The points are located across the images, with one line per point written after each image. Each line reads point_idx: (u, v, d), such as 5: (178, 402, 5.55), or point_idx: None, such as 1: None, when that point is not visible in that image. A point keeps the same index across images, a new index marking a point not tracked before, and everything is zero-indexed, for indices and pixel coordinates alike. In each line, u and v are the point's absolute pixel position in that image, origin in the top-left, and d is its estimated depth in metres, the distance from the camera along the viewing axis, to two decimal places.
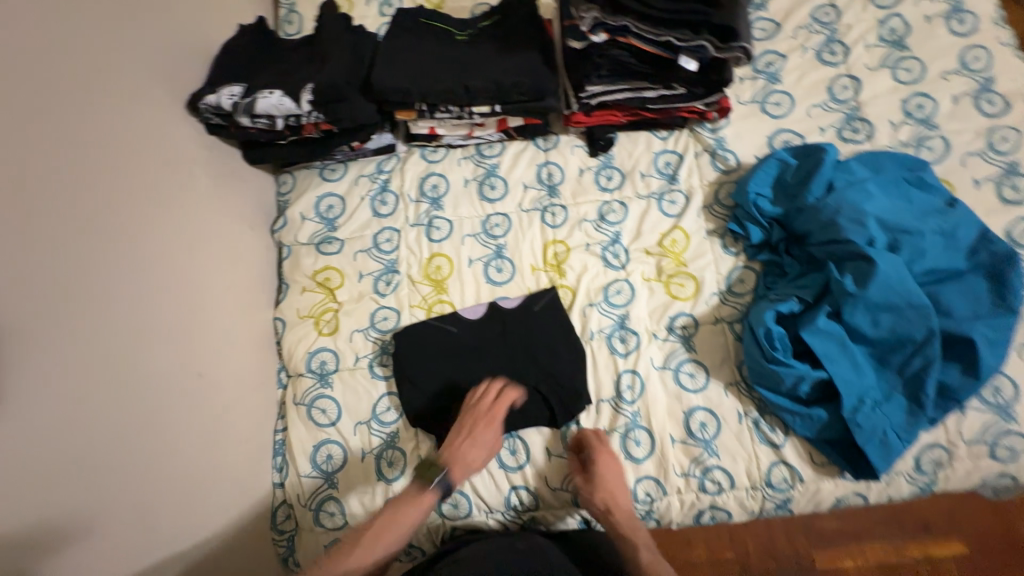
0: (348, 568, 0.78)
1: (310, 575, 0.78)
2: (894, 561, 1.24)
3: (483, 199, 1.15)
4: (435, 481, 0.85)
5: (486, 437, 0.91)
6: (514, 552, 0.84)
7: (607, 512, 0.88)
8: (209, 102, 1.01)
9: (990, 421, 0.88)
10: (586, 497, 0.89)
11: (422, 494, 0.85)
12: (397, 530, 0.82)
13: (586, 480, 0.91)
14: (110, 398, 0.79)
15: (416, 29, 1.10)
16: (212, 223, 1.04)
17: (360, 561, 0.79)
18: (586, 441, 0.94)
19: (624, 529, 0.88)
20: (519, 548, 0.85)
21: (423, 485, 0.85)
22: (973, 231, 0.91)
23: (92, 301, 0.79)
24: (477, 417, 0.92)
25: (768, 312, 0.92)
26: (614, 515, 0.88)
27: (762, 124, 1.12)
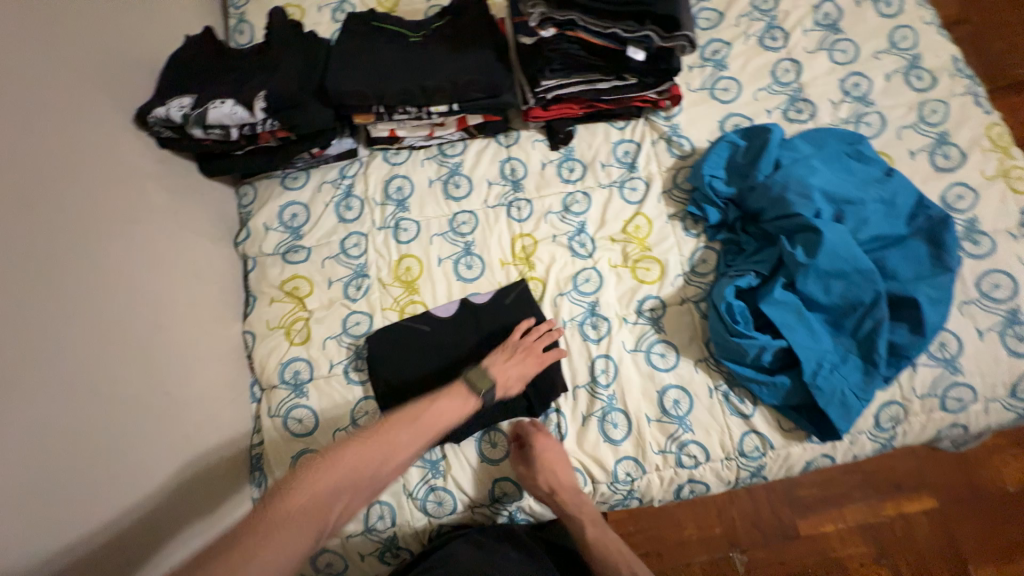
0: (396, 450, 0.71)
1: (354, 446, 0.69)
2: (871, 521, 1.30)
3: (449, 198, 1.15)
4: (484, 391, 0.84)
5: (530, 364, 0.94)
6: (505, 563, 0.86)
7: (553, 492, 0.93)
8: (159, 115, 0.98)
9: (939, 375, 0.94)
10: (531, 483, 0.93)
11: (469, 398, 0.82)
12: (442, 424, 0.77)
13: (527, 467, 0.94)
14: (74, 423, 0.76)
15: (369, 32, 1.10)
16: (171, 238, 1.02)
17: (406, 446, 0.72)
18: (525, 430, 0.97)
19: (572, 504, 0.94)
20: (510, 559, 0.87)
21: (471, 389, 0.83)
22: (911, 198, 0.97)
23: (48, 323, 0.76)
24: (526, 349, 0.95)
25: (727, 288, 0.96)
26: (560, 493, 0.93)
27: (713, 110, 1.17)
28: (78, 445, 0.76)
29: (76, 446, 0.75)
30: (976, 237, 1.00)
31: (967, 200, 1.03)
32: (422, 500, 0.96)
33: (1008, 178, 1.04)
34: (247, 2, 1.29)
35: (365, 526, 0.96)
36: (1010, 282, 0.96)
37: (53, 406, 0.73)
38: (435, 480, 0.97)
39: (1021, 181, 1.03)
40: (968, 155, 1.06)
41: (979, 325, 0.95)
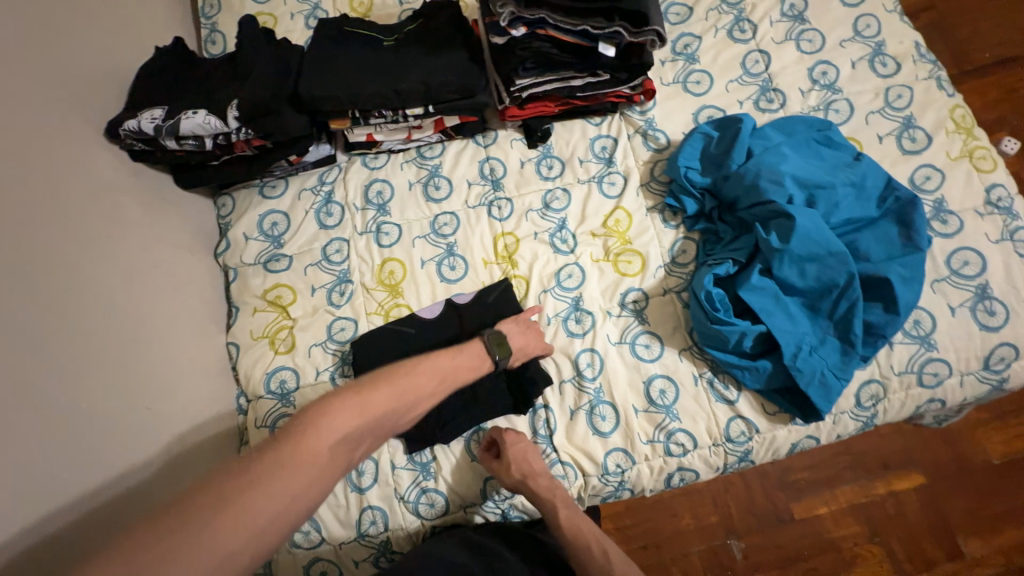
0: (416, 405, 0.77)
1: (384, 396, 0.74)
2: (862, 500, 1.32)
3: (429, 200, 1.16)
4: (499, 357, 0.90)
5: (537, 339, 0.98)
6: (497, 560, 0.85)
7: (525, 477, 0.90)
8: (130, 127, 0.97)
9: (915, 352, 0.96)
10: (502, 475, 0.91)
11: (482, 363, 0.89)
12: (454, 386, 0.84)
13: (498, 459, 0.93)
14: (54, 443, 0.74)
15: (342, 37, 1.10)
16: (148, 251, 1.00)
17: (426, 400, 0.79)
18: (493, 431, 0.97)
19: (547, 495, 0.90)
20: (503, 557, 0.86)
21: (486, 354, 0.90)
22: (880, 181, 1.00)
23: (24, 342, 0.74)
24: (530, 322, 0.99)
25: (706, 276, 0.97)
26: (531, 479, 0.90)
27: (686, 102, 1.19)
28: (60, 465, 0.74)
29: (59, 467, 0.74)
30: (945, 216, 1.03)
31: (934, 181, 1.06)
32: (414, 503, 0.96)
33: (972, 158, 1.07)
34: (218, 12, 1.28)
35: (357, 532, 0.96)
36: (978, 258, 0.99)
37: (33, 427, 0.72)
38: (427, 481, 0.97)
39: (984, 161, 1.06)
40: (933, 137, 1.09)
41: (952, 302, 0.97)
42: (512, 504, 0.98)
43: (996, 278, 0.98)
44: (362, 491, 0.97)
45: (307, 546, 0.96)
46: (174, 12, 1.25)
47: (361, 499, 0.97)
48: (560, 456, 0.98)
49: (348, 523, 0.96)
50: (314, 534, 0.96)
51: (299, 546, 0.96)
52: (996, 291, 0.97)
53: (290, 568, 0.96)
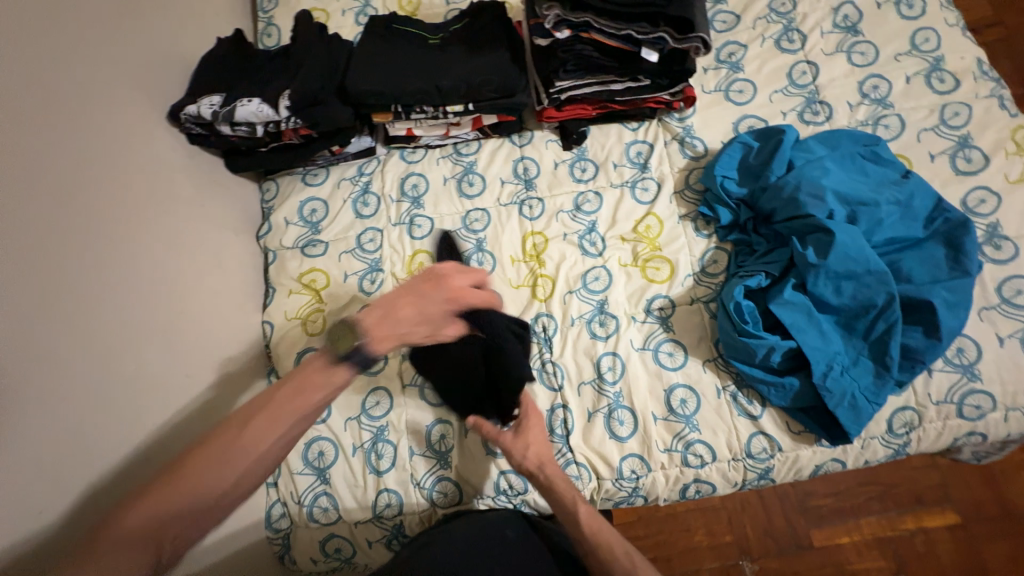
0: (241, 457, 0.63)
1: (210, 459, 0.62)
2: (889, 534, 1.26)
3: (462, 196, 1.18)
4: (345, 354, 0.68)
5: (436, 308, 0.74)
6: (502, 543, 0.85)
7: (541, 464, 0.90)
8: (189, 112, 1.03)
9: (956, 381, 0.92)
10: (518, 454, 0.90)
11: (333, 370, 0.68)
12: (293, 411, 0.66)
13: (516, 433, 0.92)
14: (104, 400, 0.80)
15: (390, 34, 1.13)
16: (197, 229, 1.07)
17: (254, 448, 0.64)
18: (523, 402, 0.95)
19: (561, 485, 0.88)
20: (508, 538, 0.86)
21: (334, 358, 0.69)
22: (928, 200, 0.96)
23: (84, 307, 0.80)
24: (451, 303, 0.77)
25: (736, 287, 0.96)
26: (547, 466, 0.90)
27: (727, 111, 1.17)
28: (107, 422, 0.80)
29: (106, 424, 0.80)
30: (998, 242, 0.98)
31: (989, 204, 1.01)
32: (429, 489, 0.99)
33: None
34: (275, 7, 1.34)
35: (373, 513, 0.99)
36: None
37: (86, 383, 0.78)
38: (442, 470, 0.99)
39: None
40: (992, 158, 1.04)
41: (1000, 332, 0.93)
42: (530, 501, 0.99)
43: None
44: (380, 473, 1.00)
45: (324, 522, 0.99)
46: (236, 6, 1.32)
47: (378, 481, 0.99)
48: (576, 457, 0.98)
49: (365, 504, 0.99)
50: (331, 511, 0.99)
51: (316, 521, 1.00)
52: None
53: (307, 541, 1.00)
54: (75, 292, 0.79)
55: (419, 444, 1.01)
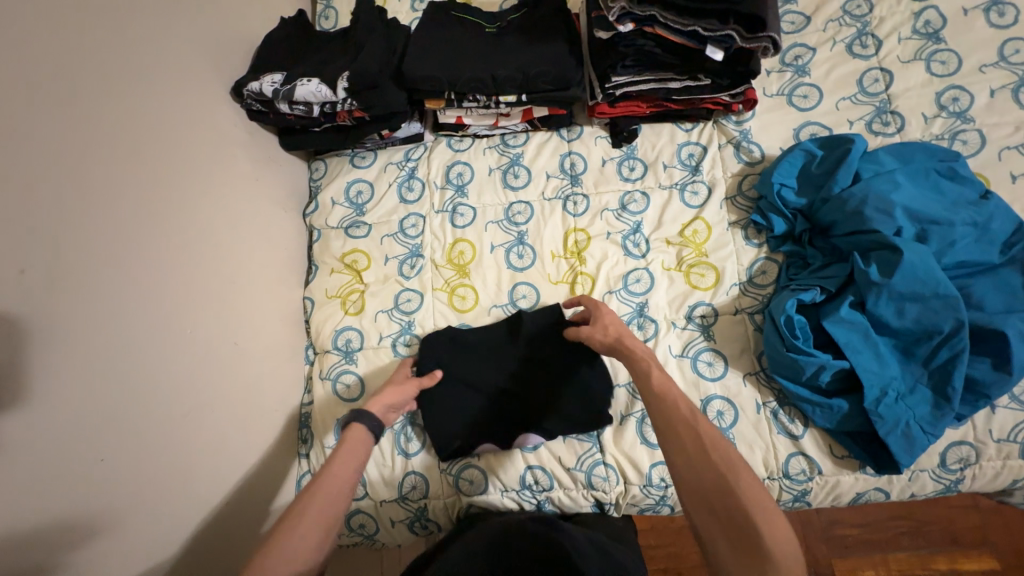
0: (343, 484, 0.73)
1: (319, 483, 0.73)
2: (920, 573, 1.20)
3: (507, 187, 1.17)
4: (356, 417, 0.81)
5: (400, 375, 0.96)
6: (522, 534, 0.83)
7: (618, 336, 0.86)
8: (252, 89, 1.06)
9: (1022, 420, 0.86)
10: (597, 333, 0.88)
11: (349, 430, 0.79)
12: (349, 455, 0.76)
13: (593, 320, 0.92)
14: (159, 360, 0.84)
15: (447, 21, 1.13)
16: (250, 204, 1.10)
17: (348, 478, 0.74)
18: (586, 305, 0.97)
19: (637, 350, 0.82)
20: (528, 531, 0.84)
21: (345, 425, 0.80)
22: (1008, 224, 0.89)
23: (147, 271, 0.84)
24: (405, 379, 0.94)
25: (789, 300, 0.92)
26: (624, 336, 0.86)
27: (789, 117, 1.12)
28: (162, 380, 0.84)
29: (162, 382, 0.84)
30: None
31: None
32: (455, 476, 0.99)
33: None
34: None
35: (398, 493, 1.00)
36: None
37: (144, 342, 0.82)
38: (469, 458, 1.00)
39: None
40: None
41: None
42: (596, 495, 0.96)
43: None
44: (408, 456, 1.01)
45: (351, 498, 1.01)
46: None
47: (406, 463, 1.01)
48: (605, 459, 0.97)
49: (391, 485, 1.01)
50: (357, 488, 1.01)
51: None
52: None
53: None
54: (141, 255, 0.83)
55: None
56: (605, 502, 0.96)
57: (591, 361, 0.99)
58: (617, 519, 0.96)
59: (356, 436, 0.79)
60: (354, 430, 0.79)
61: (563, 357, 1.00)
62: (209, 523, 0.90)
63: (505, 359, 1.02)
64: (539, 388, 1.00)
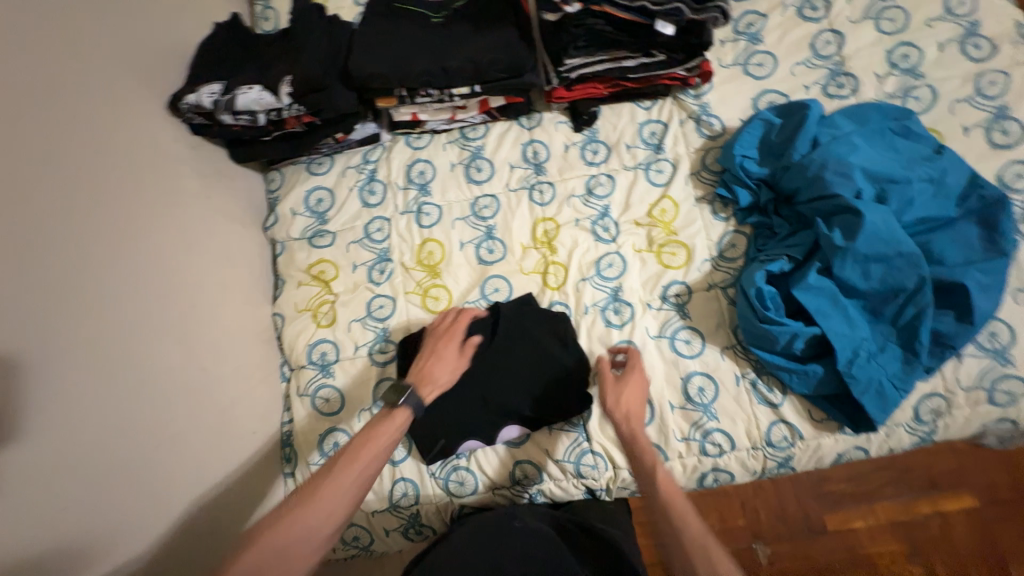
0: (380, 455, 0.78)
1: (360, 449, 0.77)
2: (906, 519, 1.24)
3: (471, 182, 1.15)
4: (404, 395, 0.83)
5: (451, 350, 0.93)
6: (510, 532, 0.84)
7: (629, 418, 0.85)
8: (190, 102, 1.00)
9: (987, 366, 0.89)
10: (612, 400, 0.88)
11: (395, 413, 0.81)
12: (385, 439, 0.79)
13: (617, 380, 0.91)
14: (121, 393, 0.80)
15: (391, 14, 1.09)
16: (203, 222, 1.05)
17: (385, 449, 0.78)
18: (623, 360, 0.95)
19: (642, 441, 0.82)
20: (515, 527, 0.85)
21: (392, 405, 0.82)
22: (962, 177, 0.91)
23: (95, 302, 0.79)
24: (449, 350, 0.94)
25: (758, 272, 0.92)
26: (633, 422, 0.85)
27: (746, 86, 1.11)
28: (127, 414, 0.80)
29: (127, 416, 0.80)
30: None
31: None
32: (444, 479, 0.98)
33: None
34: None
35: (389, 502, 0.99)
36: None
37: (104, 376, 0.78)
38: (457, 461, 0.99)
39: None
40: None
41: None
42: (586, 483, 0.97)
43: None
44: (395, 464, 0.99)
45: None
46: None
47: (394, 471, 0.99)
48: (593, 446, 0.97)
49: (381, 494, 0.99)
50: None
51: None
52: None
53: None
54: (86, 286, 0.78)
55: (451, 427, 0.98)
56: (597, 488, 0.97)
57: (568, 349, 0.98)
58: (609, 504, 0.96)
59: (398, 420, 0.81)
60: (400, 415, 0.81)
61: (543, 347, 0.99)
62: (193, 553, 0.87)
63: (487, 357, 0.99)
64: (521, 381, 0.97)
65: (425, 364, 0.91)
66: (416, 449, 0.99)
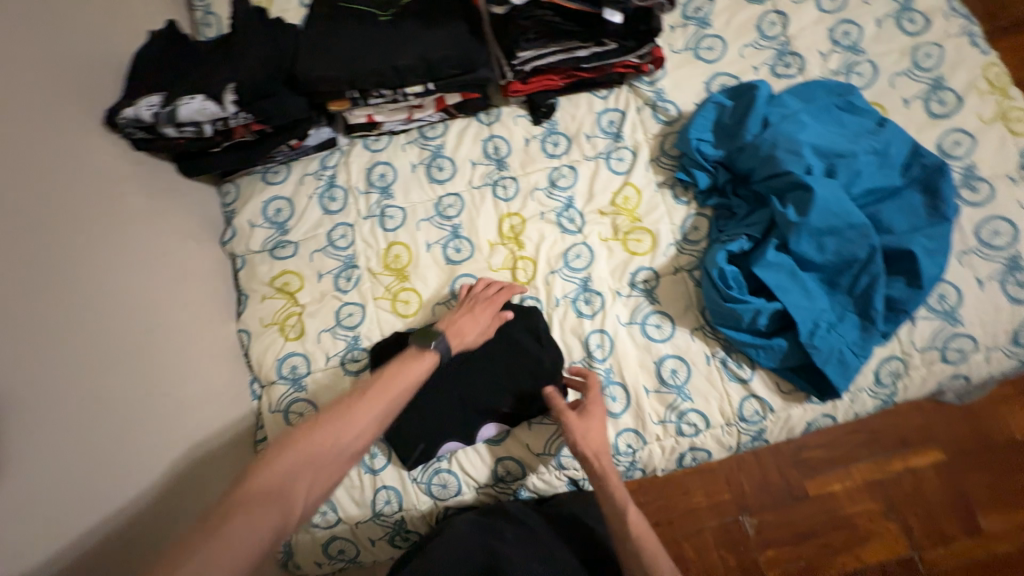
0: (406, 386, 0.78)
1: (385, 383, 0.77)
2: (879, 477, 1.30)
3: (433, 181, 1.13)
4: (436, 342, 0.84)
5: (485, 317, 0.93)
6: (502, 540, 0.86)
7: (596, 455, 0.85)
8: (127, 115, 0.95)
9: (938, 327, 0.93)
10: (580, 433, 0.86)
11: (423, 355, 0.82)
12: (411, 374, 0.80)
13: (582, 416, 0.89)
14: (74, 426, 0.76)
15: (337, 14, 1.06)
16: (155, 242, 1.01)
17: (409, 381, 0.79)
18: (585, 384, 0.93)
19: (610, 477, 0.84)
20: (507, 538, 0.87)
21: (422, 347, 0.83)
22: (904, 147, 0.95)
23: (41, 333, 0.76)
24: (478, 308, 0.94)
25: (719, 253, 0.95)
26: (602, 458, 0.85)
27: (699, 71, 1.13)
28: (82, 447, 0.76)
29: (83, 449, 0.76)
30: (975, 184, 0.98)
31: (964, 146, 1.01)
32: (427, 483, 0.97)
33: (1006, 120, 1.01)
34: None
35: (372, 511, 0.97)
36: (1010, 228, 0.95)
37: (58, 408, 0.74)
38: (439, 464, 0.98)
39: (1020, 123, 1.00)
40: (964, 99, 1.03)
41: (979, 275, 0.94)
42: (568, 474, 0.97)
43: None
44: (376, 472, 0.98)
45: (324, 525, 0.98)
46: None
47: (375, 480, 0.98)
48: None
49: (364, 504, 0.98)
50: (330, 513, 0.98)
51: (316, 525, 0.98)
52: None
53: (309, 546, 0.99)
54: (28, 317, 0.74)
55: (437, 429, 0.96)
56: (579, 478, 0.98)
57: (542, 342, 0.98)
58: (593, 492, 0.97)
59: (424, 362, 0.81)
60: (429, 358, 0.82)
61: (518, 342, 0.99)
62: None
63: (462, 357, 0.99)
64: (497, 378, 0.97)
65: (456, 318, 0.92)
66: (396, 456, 0.97)
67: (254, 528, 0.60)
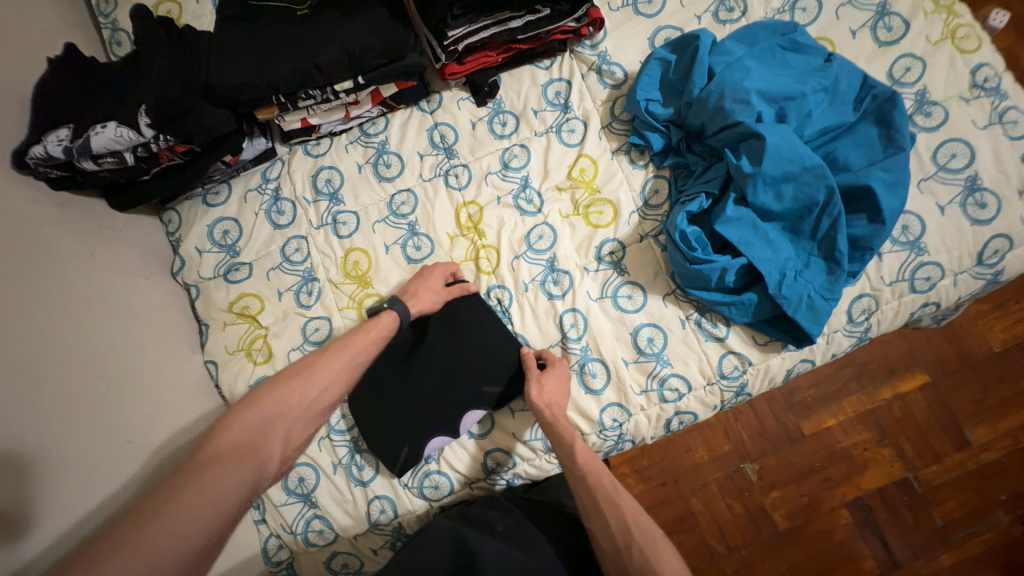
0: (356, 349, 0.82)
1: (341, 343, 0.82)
2: (870, 407, 1.32)
3: (382, 180, 1.08)
4: (390, 302, 0.90)
5: (437, 282, 0.97)
6: (492, 535, 0.87)
7: (550, 406, 0.88)
8: (37, 154, 0.88)
9: (904, 258, 0.93)
10: (534, 390, 0.90)
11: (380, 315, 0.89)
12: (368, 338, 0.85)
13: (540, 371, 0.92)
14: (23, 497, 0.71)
15: (251, 14, 0.99)
16: (94, 283, 0.95)
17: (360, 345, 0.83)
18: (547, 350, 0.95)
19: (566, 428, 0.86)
20: (497, 531, 0.88)
21: (378, 309, 0.90)
22: (854, 80, 0.93)
23: None
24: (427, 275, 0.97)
25: (679, 216, 0.92)
26: (555, 408, 0.88)
27: (640, 27, 1.08)
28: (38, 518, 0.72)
29: (41, 519, 0.72)
30: (928, 109, 0.96)
31: (915, 71, 0.98)
32: (419, 487, 0.96)
33: (955, 39, 0.99)
34: (115, 7, 1.15)
35: (368, 523, 0.96)
36: (967, 149, 0.94)
37: (12, 483, 0.69)
38: (428, 467, 0.97)
39: (968, 40, 0.98)
40: (911, 22, 1.00)
41: (940, 200, 0.93)
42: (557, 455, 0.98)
43: (986, 167, 0.93)
44: (365, 484, 0.97)
45: (323, 544, 0.97)
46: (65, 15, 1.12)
47: (366, 492, 0.97)
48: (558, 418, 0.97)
49: (359, 517, 0.97)
50: (327, 532, 0.96)
51: (315, 545, 0.97)
52: (987, 181, 0.92)
53: (312, 565, 0.98)
54: None
55: (422, 430, 0.94)
56: None
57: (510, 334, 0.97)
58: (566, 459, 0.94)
59: (378, 324, 0.87)
60: (387, 317, 0.88)
61: (491, 333, 0.97)
62: None
63: (439, 356, 0.98)
64: (475, 375, 0.95)
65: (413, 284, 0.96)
66: (382, 465, 0.96)
67: (212, 499, 0.56)
